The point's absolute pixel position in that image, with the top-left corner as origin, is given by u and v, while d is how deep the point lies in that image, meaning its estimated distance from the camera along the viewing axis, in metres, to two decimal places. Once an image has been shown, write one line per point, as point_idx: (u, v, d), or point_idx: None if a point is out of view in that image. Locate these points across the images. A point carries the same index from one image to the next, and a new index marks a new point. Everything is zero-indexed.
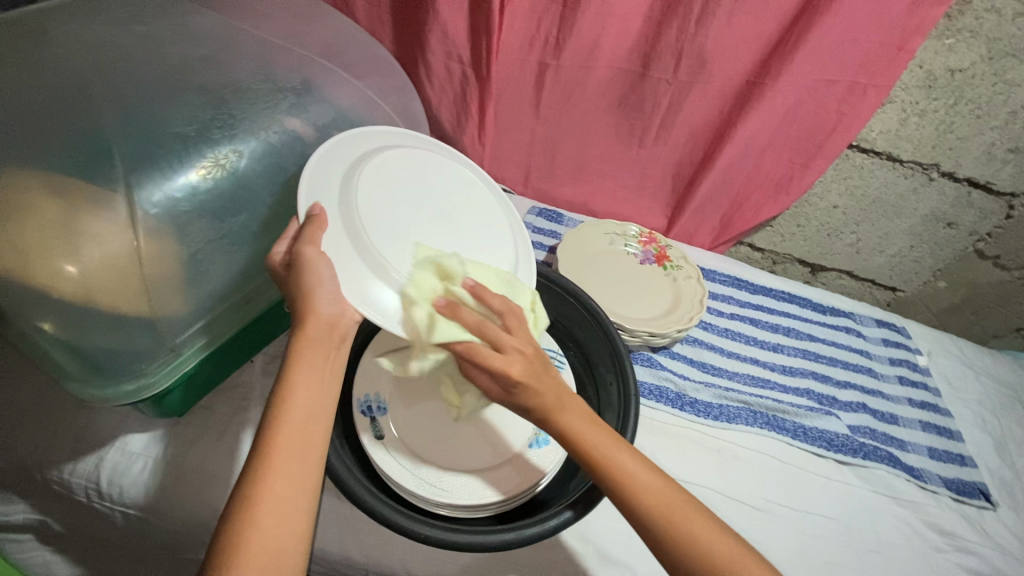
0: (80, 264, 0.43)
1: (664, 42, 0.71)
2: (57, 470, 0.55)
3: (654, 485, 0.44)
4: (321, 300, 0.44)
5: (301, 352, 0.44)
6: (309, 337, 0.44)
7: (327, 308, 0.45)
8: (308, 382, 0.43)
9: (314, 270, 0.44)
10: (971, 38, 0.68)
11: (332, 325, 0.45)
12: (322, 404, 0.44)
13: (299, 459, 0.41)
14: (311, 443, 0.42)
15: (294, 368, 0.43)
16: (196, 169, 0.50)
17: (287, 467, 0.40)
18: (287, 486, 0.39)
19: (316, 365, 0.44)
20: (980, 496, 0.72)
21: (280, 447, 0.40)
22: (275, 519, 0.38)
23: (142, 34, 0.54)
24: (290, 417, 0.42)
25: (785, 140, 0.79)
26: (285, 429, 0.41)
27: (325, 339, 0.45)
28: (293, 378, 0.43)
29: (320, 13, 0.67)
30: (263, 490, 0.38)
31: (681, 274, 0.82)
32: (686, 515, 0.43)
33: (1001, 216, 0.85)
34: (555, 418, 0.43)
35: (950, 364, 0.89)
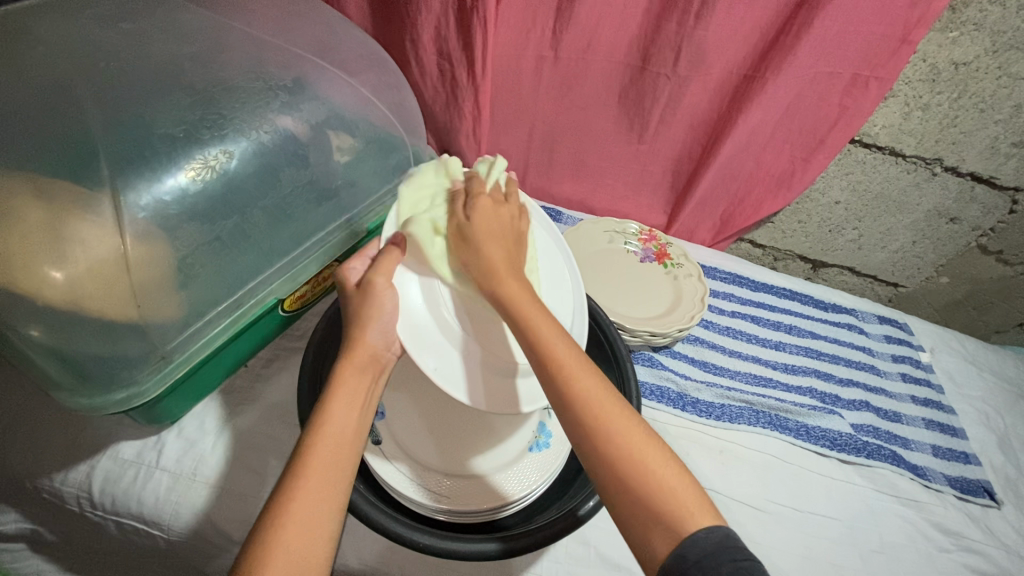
0: (67, 270, 0.42)
1: (663, 37, 0.69)
2: (49, 479, 0.54)
3: (605, 400, 0.41)
4: (368, 327, 0.49)
5: (345, 371, 0.47)
6: (356, 362, 0.47)
7: (376, 337, 0.49)
8: (348, 402, 0.45)
9: (378, 296, 0.49)
10: (975, 30, 0.67)
11: (375, 355, 0.49)
12: (359, 427, 0.45)
13: (333, 472, 0.41)
14: (345, 458, 0.42)
15: (336, 388, 0.45)
16: (185, 170, 0.48)
17: (323, 477, 0.40)
18: (323, 496, 0.39)
19: (355, 385, 0.46)
20: (984, 494, 0.72)
21: (319, 456, 0.41)
22: (308, 527, 0.37)
23: (129, 32, 0.53)
24: (330, 431, 0.43)
25: (787, 135, 0.78)
26: (323, 442, 0.42)
27: (366, 366, 0.48)
28: (335, 397, 0.45)
29: (311, 8, 0.65)
30: (296, 499, 0.38)
31: (682, 272, 0.81)
32: (623, 423, 0.40)
33: (1004, 210, 0.84)
34: (530, 322, 0.44)
35: (953, 360, 0.89)
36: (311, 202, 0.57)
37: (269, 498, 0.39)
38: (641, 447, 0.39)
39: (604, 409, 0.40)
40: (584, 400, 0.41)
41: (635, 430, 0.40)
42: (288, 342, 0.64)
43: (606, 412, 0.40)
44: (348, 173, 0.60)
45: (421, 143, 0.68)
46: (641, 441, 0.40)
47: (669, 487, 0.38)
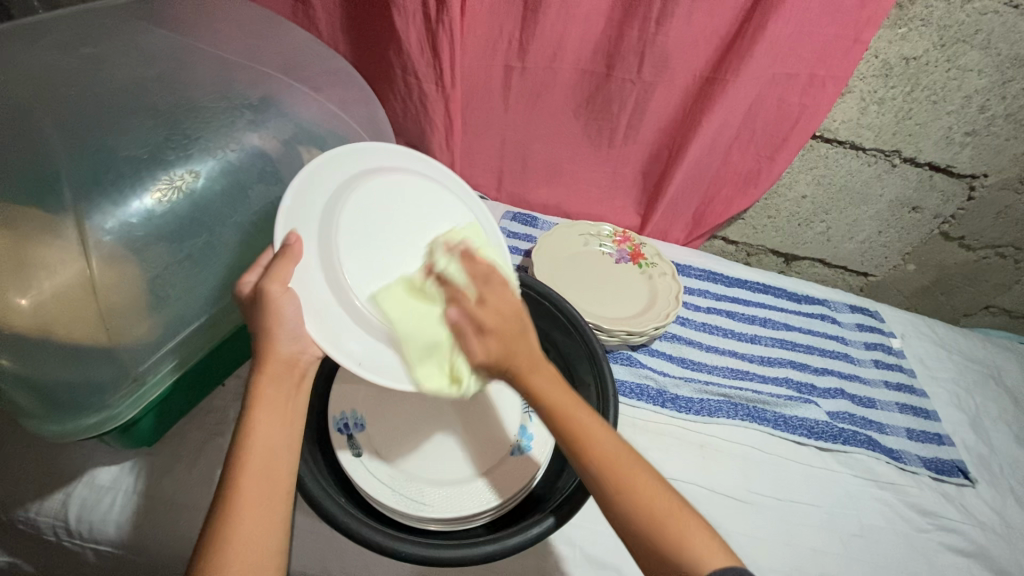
0: (32, 296, 0.42)
1: (626, 43, 0.71)
2: (24, 509, 0.53)
3: (609, 443, 0.45)
4: (280, 338, 0.44)
5: (262, 388, 0.43)
6: (269, 376, 0.43)
7: (288, 345, 0.44)
8: (270, 420, 0.43)
9: (278, 310, 0.43)
10: (923, 26, 0.69)
11: (292, 361, 0.45)
12: (288, 442, 0.43)
13: (263, 502, 0.40)
14: (274, 483, 0.41)
15: (255, 408, 0.43)
16: (151, 192, 0.48)
17: (256, 510, 0.39)
18: (257, 530, 0.39)
19: (276, 401, 0.43)
20: (959, 474, 0.73)
21: (245, 490, 0.40)
22: (246, 566, 0.38)
23: (90, 56, 0.53)
24: (253, 458, 0.41)
25: (750, 134, 0.80)
26: (248, 472, 0.40)
27: (285, 377, 0.44)
28: (255, 419, 0.42)
29: (276, 27, 0.66)
30: (228, 539, 0.38)
31: (657, 272, 0.82)
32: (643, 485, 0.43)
33: (963, 197, 0.87)
34: (525, 378, 0.45)
35: (923, 345, 0.91)
36: None
37: (201, 535, 0.39)
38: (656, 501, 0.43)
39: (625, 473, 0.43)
40: (603, 466, 0.44)
41: (646, 484, 0.43)
42: None
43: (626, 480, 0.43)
44: None
45: None
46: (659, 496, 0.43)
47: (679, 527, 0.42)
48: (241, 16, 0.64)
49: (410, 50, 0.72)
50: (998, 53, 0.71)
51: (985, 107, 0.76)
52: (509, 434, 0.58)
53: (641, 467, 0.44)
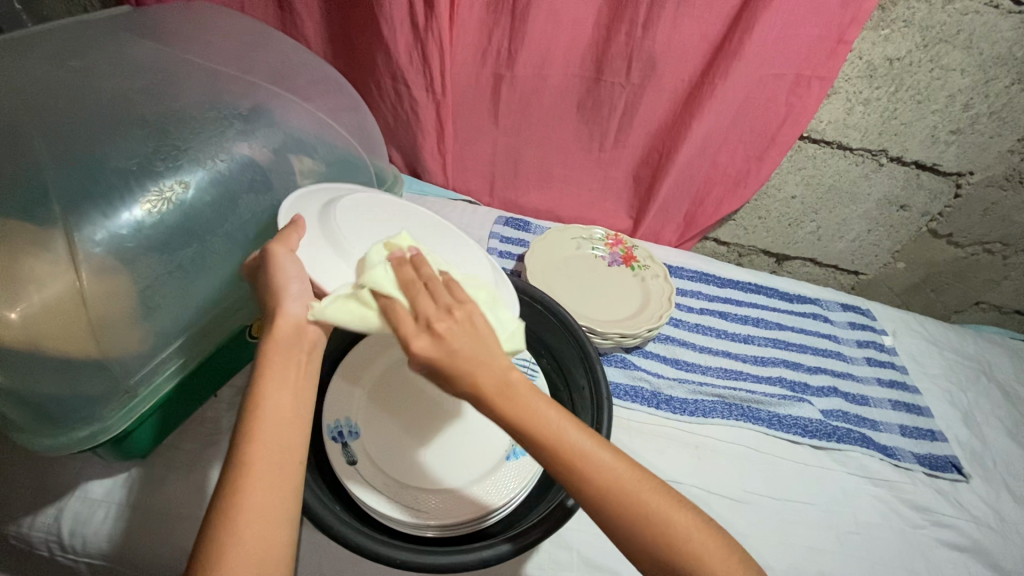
0: (21, 310, 0.41)
1: (614, 48, 0.72)
2: (17, 524, 0.52)
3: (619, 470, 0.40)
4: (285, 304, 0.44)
5: (270, 354, 0.43)
6: (277, 342, 0.43)
7: (294, 312, 0.45)
8: (280, 384, 0.42)
9: (278, 267, 0.45)
10: (905, 28, 0.70)
11: (301, 329, 0.45)
12: (300, 408, 0.42)
13: (276, 466, 0.39)
14: (286, 447, 0.40)
15: (265, 372, 0.42)
16: (141, 203, 0.48)
17: (267, 479, 0.38)
18: (272, 493, 0.38)
19: (286, 369, 0.42)
20: (953, 469, 0.74)
21: (258, 454, 0.39)
22: (259, 527, 0.37)
23: (79, 69, 0.54)
24: (264, 425, 0.40)
25: (738, 135, 0.81)
26: (260, 436, 0.39)
27: (293, 344, 0.44)
28: (264, 386, 0.41)
29: (265, 37, 0.66)
30: (242, 501, 0.37)
31: (649, 274, 0.83)
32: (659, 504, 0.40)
33: (950, 195, 0.88)
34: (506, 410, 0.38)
35: (915, 342, 0.92)
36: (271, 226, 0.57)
37: (214, 498, 0.38)
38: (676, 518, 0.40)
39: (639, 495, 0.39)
40: (613, 499, 0.39)
41: (667, 509, 0.40)
42: None
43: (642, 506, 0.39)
44: None
45: (383, 162, 0.70)
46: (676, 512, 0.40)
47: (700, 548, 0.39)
48: (231, 27, 0.65)
49: (400, 58, 0.72)
50: (980, 52, 0.72)
51: (969, 105, 0.77)
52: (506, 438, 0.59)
53: (654, 488, 0.40)
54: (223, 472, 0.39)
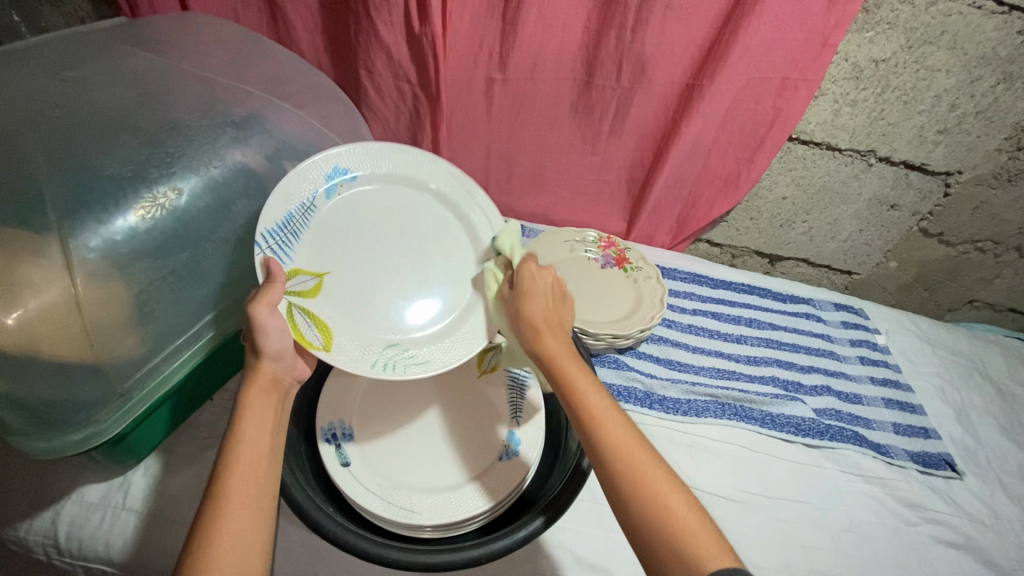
0: (18, 316, 0.42)
1: (604, 52, 0.73)
2: (13, 528, 0.53)
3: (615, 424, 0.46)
4: (267, 357, 0.47)
5: (249, 396, 0.46)
6: (256, 385, 0.46)
7: (272, 365, 0.48)
8: (259, 424, 0.44)
9: (262, 328, 0.47)
10: (889, 29, 0.71)
11: (276, 380, 0.48)
12: (274, 446, 0.44)
13: (253, 498, 0.40)
14: (265, 477, 0.42)
15: (243, 413, 0.44)
16: (135, 210, 0.49)
17: (244, 505, 0.40)
18: (251, 521, 0.39)
19: (264, 409, 0.46)
20: (946, 466, 0.74)
21: (238, 486, 0.40)
22: (236, 557, 0.37)
23: (75, 79, 0.55)
24: (243, 455, 0.42)
25: (728, 138, 0.81)
26: (240, 467, 0.41)
27: (271, 389, 0.47)
28: (243, 420, 0.44)
29: (258, 46, 0.67)
30: (220, 531, 0.38)
31: (641, 275, 0.83)
32: (647, 471, 0.43)
33: (939, 194, 0.89)
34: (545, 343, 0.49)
35: (908, 340, 0.92)
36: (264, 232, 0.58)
37: (189, 536, 0.38)
38: (661, 485, 0.42)
39: (630, 455, 0.43)
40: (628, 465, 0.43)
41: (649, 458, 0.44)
42: None
43: (637, 465, 0.43)
44: None
45: None
46: (665, 487, 0.42)
47: (677, 515, 0.41)
48: (224, 37, 0.66)
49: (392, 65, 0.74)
50: (965, 53, 0.73)
51: (955, 105, 0.78)
52: (499, 439, 0.59)
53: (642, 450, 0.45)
54: (200, 508, 0.39)
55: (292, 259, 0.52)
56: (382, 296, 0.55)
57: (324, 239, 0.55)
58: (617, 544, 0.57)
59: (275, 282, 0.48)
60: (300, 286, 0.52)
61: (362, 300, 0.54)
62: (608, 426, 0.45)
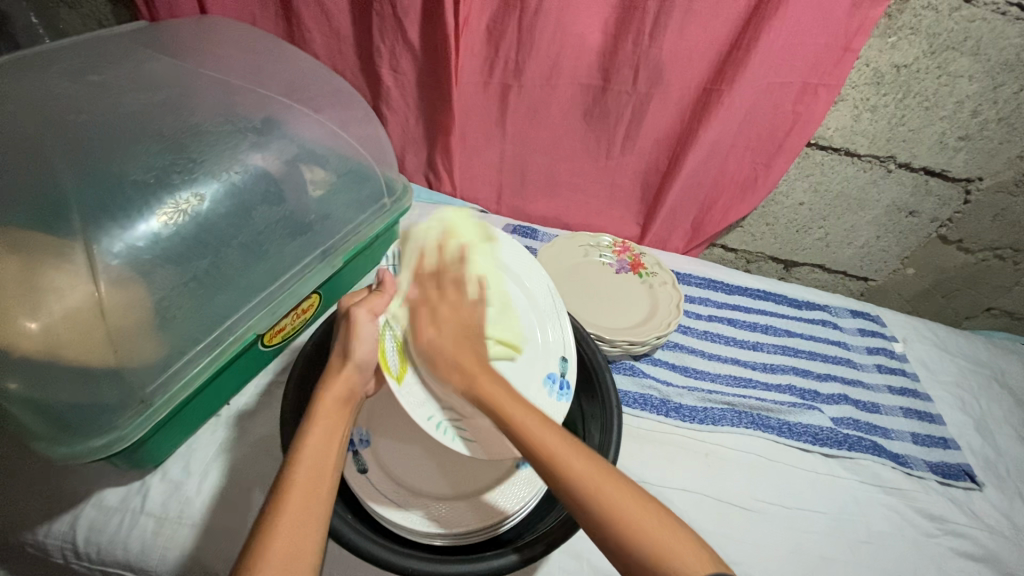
0: (42, 320, 0.43)
1: (621, 56, 0.72)
2: (33, 531, 0.53)
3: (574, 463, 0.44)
4: (354, 363, 0.51)
5: (322, 405, 0.48)
6: (331, 394, 0.48)
7: (355, 373, 0.51)
8: (326, 437, 0.46)
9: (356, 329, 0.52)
10: (912, 35, 0.71)
11: (351, 393, 0.50)
12: (336, 465, 0.45)
13: (308, 513, 0.40)
14: (322, 490, 0.42)
15: (312, 425, 0.46)
16: (157, 215, 0.49)
17: (300, 515, 0.40)
18: (303, 538, 0.39)
19: (331, 422, 0.47)
20: (966, 478, 0.73)
21: (294, 500, 0.41)
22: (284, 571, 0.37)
23: (97, 83, 0.55)
24: (305, 465, 0.43)
25: (746, 143, 0.81)
26: (300, 482, 0.42)
27: (345, 400, 0.49)
28: (312, 430, 0.46)
29: (277, 50, 0.67)
30: (274, 542, 0.38)
31: (657, 281, 0.83)
32: (609, 488, 0.42)
33: (959, 201, 0.88)
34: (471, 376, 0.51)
35: (926, 349, 0.91)
36: (284, 237, 0.58)
37: (245, 547, 0.38)
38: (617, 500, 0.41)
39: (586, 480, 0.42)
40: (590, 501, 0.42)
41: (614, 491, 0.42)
42: (270, 376, 0.64)
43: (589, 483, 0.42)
44: (321, 207, 0.61)
45: (393, 172, 0.71)
46: (620, 498, 0.42)
47: (645, 530, 0.40)
48: (243, 41, 0.66)
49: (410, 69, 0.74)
50: (988, 59, 0.72)
51: (977, 112, 0.77)
52: None
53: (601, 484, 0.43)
54: (259, 519, 0.40)
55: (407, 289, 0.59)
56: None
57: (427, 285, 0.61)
58: None
59: (383, 293, 0.55)
60: (404, 315, 0.57)
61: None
62: (561, 454, 0.44)
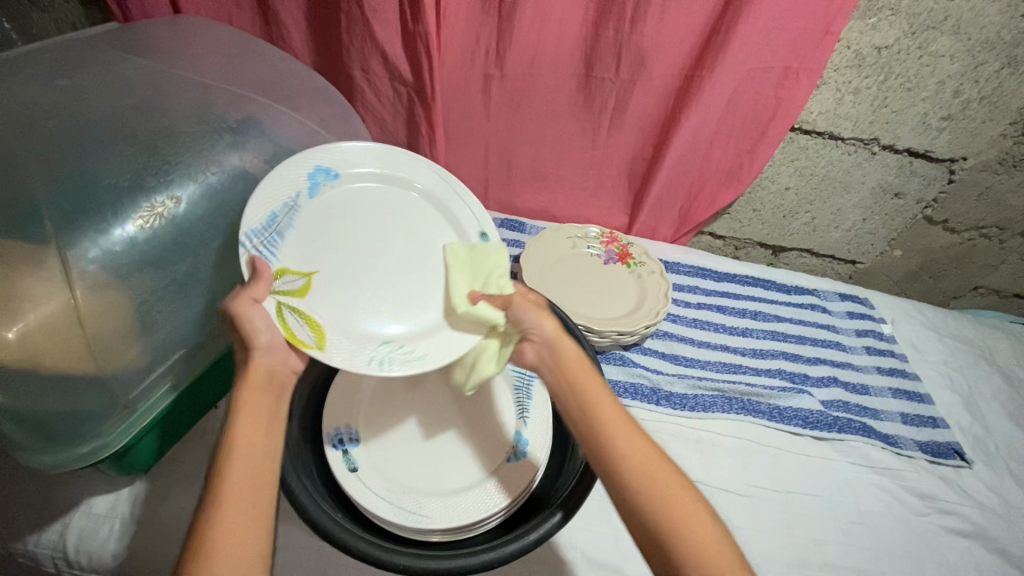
0: (19, 329, 0.41)
1: (602, 45, 0.72)
2: (21, 542, 0.52)
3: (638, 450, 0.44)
4: (259, 349, 0.46)
5: (245, 394, 0.43)
6: (253, 380, 0.44)
7: (266, 358, 0.46)
8: (255, 426, 0.41)
9: (245, 321, 0.45)
10: (892, 16, 0.70)
11: (272, 373, 0.45)
12: (269, 447, 0.41)
13: (255, 497, 0.38)
14: (263, 481, 0.39)
15: (239, 410, 0.42)
16: (133, 219, 0.49)
17: (241, 512, 0.37)
18: (248, 533, 0.37)
19: (260, 408, 0.43)
20: (956, 455, 0.74)
21: (232, 495, 0.38)
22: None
23: (68, 87, 0.54)
24: (235, 458, 0.39)
25: (730, 129, 0.80)
26: (234, 477, 0.38)
27: (265, 385, 0.45)
28: (239, 419, 0.41)
29: (253, 49, 0.67)
30: (214, 551, 0.35)
31: (645, 270, 0.83)
32: (666, 487, 0.42)
33: (944, 181, 0.89)
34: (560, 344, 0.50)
35: (914, 329, 0.92)
36: None
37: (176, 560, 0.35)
38: (663, 485, 0.42)
39: (644, 466, 0.43)
40: (637, 478, 0.42)
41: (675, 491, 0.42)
42: None
43: (623, 446, 0.44)
44: None
45: None
46: (675, 492, 0.42)
47: (688, 531, 0.40)
48: (219, 41, 0.66)
49: (395, 61, 0.73)
50: (968, 38, 0.72)
51: (959, 91, 0.77)
52: (506, 440, 0.58)
53: (677, 483, 0.42)
54: (191, 533, 0.36)
55: (280, 258, 0.50)
56: (375, 279, 0.54)
57: (306, 237, 0.52)
58: (627, 542, 0.57)
59: (261, 279, 0.47)
60: (290, 286, 0.49)
61: (359, 301, 0.53)
62: (614, 436, 0.44)
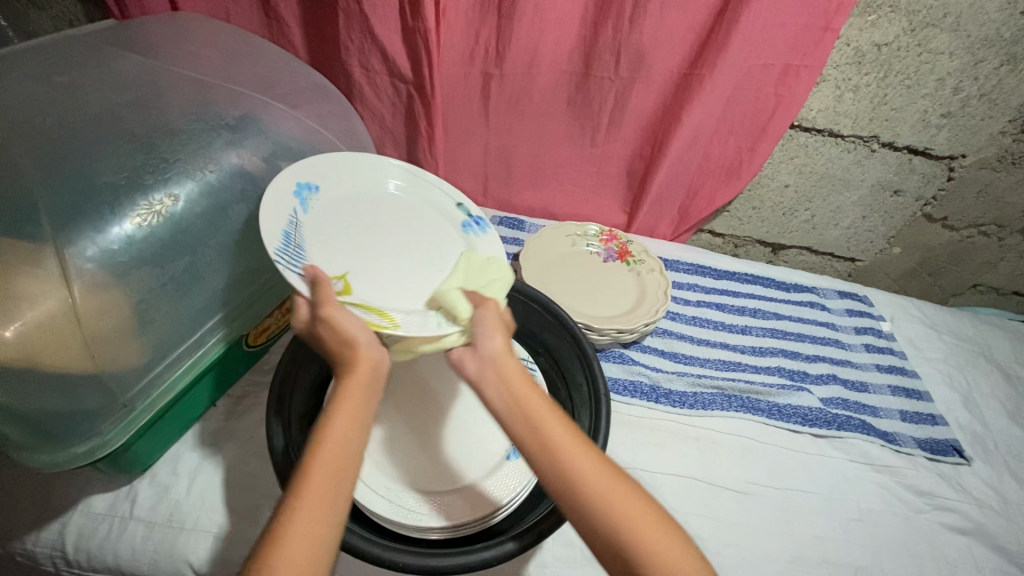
0: (15, 329, 0.41)
1: (601, 43, 0.72)
2: (21, 541, 0.52)
3: (602, 484, 0.40)
4: (364, 346, 0.44)
5: (345, 390, 0.42)
6: (358, 375, 0.43)
7: (370, 352, 0.44)
8: (350, 421, 0.41)
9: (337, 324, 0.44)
10: (892, 13, 0.70)
11: (376, 368, 0.44)
12: (356, 445, 0.40)
13: (334, 500, 0.38)
14: (342, 481, 0.39)
15: (338, 402, 0.41)
16: (130, 217, 0.49)
17: (317, 509, 0.37)
18: (322, 532, 0.36)
19: (357, 406, 0.42)
20: (954, 453, 0.74)
21: (314, 489, 0.37)
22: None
23: (65, 85, 0.54)
24: (325, 453, 0.39)
25: (730, 127, 0.80)
26: (316, 473, 0.38)
27: (369, 382, 0.43)
28: (337, 411, 0.41)
29: (251, 46, 0.66)
30: (291, 543, 0.35)
31: (645, 268, 0.83)
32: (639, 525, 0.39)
33: (943, 178, 0.89)
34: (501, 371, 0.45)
35: (913, 327, 0.92)
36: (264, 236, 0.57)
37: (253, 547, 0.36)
38: (634, 521, 0.39)
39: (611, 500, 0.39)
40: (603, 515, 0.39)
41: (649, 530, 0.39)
42: (256, 377, 0.64)
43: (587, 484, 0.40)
44: None
45: None
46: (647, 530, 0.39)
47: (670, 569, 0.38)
48: (217, 38, 0.65)
49: (394, 58, 0.72)
50: (968, 35, 0.72)
51: (959, 88, 0.77)
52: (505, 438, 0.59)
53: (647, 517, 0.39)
54: (271, 520, 0.36)
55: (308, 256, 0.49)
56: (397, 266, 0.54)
57: (318, 232, 0.53)
58: None
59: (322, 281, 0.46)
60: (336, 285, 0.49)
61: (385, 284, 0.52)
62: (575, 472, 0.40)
